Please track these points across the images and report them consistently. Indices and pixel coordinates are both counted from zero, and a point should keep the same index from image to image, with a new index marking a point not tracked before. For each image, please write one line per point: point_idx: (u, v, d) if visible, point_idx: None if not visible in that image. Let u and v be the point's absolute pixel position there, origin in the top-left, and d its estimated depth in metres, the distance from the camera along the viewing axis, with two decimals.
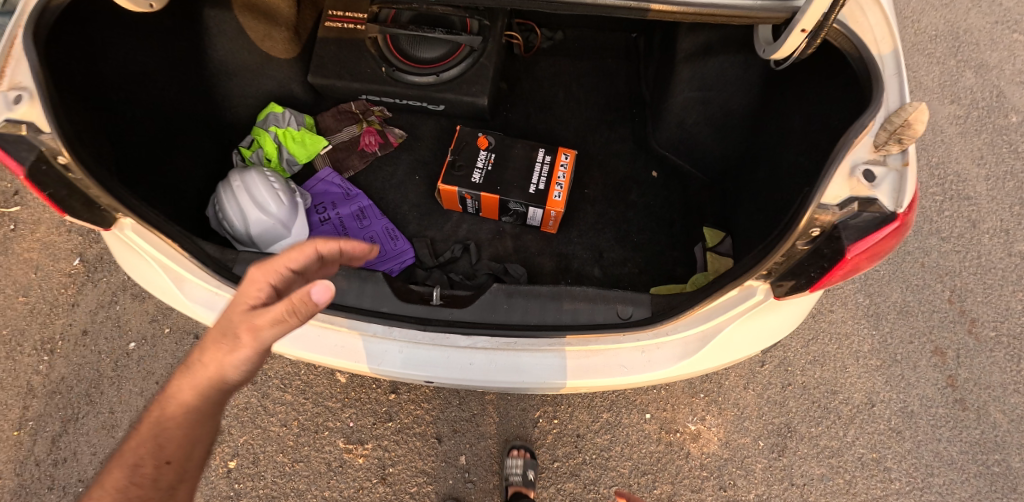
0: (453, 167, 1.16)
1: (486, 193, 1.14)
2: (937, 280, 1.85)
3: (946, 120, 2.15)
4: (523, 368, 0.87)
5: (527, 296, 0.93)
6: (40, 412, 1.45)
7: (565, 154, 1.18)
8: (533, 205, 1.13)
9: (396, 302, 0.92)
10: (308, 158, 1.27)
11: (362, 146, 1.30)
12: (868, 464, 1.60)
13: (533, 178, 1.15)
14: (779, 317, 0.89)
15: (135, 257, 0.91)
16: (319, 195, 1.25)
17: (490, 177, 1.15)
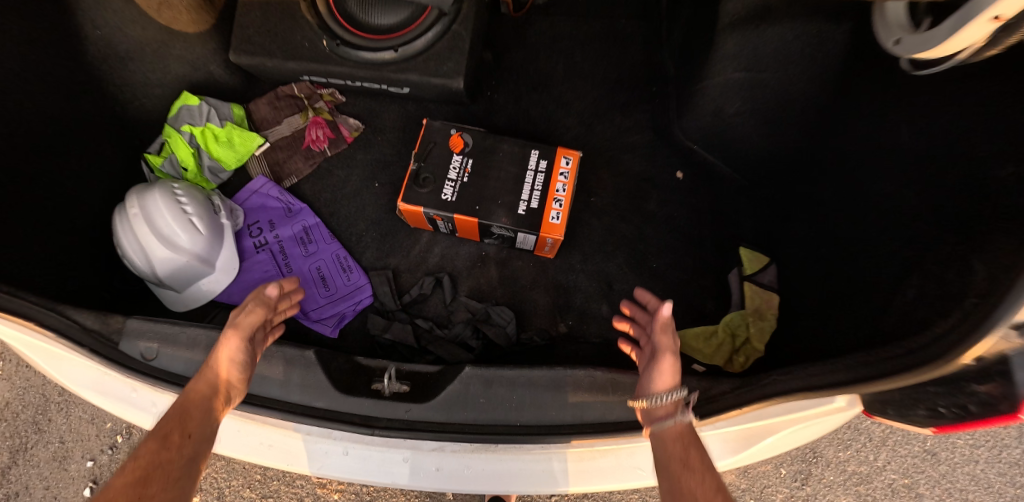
0: (417, 178, 0.87)
1: (461, 216, 0.86)
2: None
3: None
4: (506, 475, 0.67)
5: (509, 381, 0.67)
6: None
7: (566, 158, 0.88)
8: (524, 231, 0.85)
9: (331, 394, 0.67)
10: (238, 161, 1.03)
11: (307, 142, 1.05)
12: (901, 494, 1.32)
13: (522, 194, 0.86)
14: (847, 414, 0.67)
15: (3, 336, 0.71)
16: (254, 212, 1.00)
17: (465, 192, 0.86)
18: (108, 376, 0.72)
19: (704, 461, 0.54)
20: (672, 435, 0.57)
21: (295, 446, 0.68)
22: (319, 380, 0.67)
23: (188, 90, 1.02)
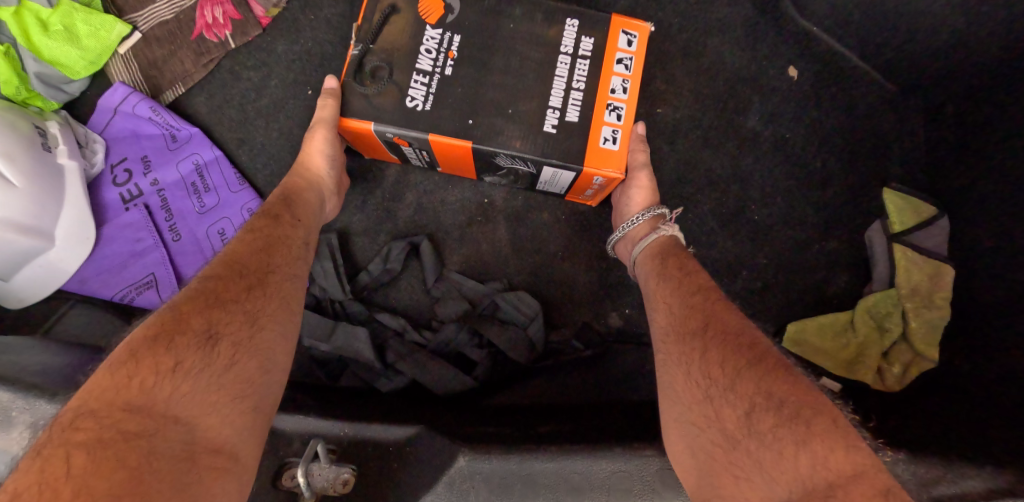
0: (362, 69, 0.50)
1: (443, 138, 0.49)
2: None
3: None
4: None
5: (547, 484, 0.35)
6: None
7: (627, 34, 0.50)
8: (562, 165, 0.49)
9: None
10: (90, 64, 0.64)
11: (199, 30, 0.66)
12: None
13: (552, 96, 0.49)
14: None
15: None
16: (118, 147, 0.63)
17: (449, 94, 0.49)
18: None
19: (691, 277, 0.42)
20: (649, 264, 0.46)
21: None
22: None
23: None
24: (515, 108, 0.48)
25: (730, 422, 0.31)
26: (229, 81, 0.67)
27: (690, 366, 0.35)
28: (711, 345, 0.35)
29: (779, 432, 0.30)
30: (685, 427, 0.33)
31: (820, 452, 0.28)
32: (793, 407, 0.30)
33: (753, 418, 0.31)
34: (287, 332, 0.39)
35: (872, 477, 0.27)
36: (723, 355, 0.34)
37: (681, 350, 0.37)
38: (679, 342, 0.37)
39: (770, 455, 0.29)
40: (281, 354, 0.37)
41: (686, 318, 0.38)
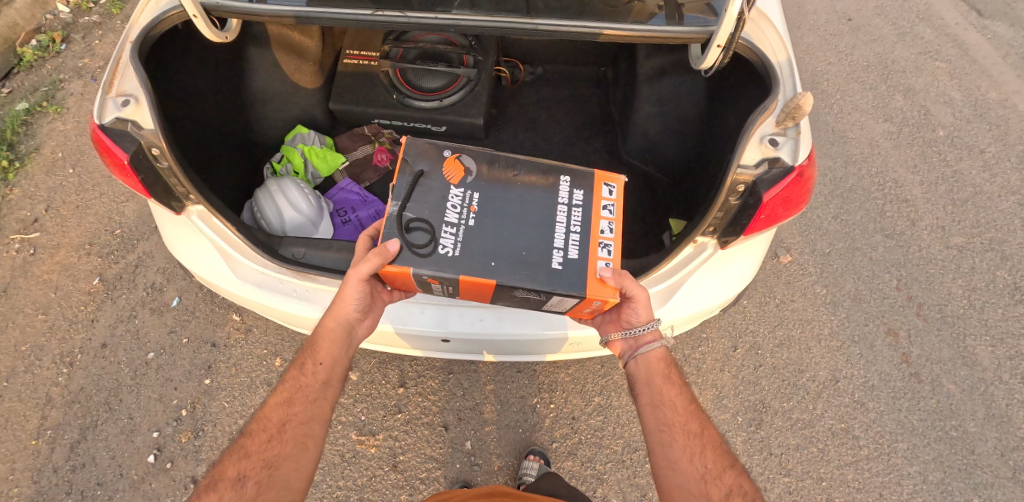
0: (403, 238, 0.99)
1: (470, 277, 0.98)
2: (885, 271, 2.09)
3: (880, 136, 2.56)
4: (518, 321, 1.19)
5: None
6: (58, 421, 1.69)
7: (606, 189, 1.09)
8: (567, 286, 0.98)
9: None
10: (328, 172, 1.49)
11: (375, 162, 1.54)
12: (838, 434, 1.72)
13: (557, 238, 1.03)
14: (740, 259, 1.08)
15: (197, 243, 1.11)
16: (340, 202, 1.45)
17: (472, 231, 1.03)
18: (264, 273, 1.09)
19: (681, 389, 1.16)
20: (659, 365, 1.16)
21: (396, 311, 1.19)
22: None
23: (299, 124, 1.53)
24: (526, 251, 1.01)
25: (716, 489, 1.04)
26: (388, 184, 1.55)
27: (696, 453, 1.08)
28: (703, 447, 1.10)
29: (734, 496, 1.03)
30: (696, 484, 1.04)
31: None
32: (742, 488, 1.05)
33: (729, 494, 1.04)
34: (288, 462, 0.99)
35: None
36: (710, 456, 1.09)
37: (688, 440, 1.09)
38: (687, 437, 1.10)
39: None
40: (282, 477, 0.97)
41: (692, 424, 1.11)
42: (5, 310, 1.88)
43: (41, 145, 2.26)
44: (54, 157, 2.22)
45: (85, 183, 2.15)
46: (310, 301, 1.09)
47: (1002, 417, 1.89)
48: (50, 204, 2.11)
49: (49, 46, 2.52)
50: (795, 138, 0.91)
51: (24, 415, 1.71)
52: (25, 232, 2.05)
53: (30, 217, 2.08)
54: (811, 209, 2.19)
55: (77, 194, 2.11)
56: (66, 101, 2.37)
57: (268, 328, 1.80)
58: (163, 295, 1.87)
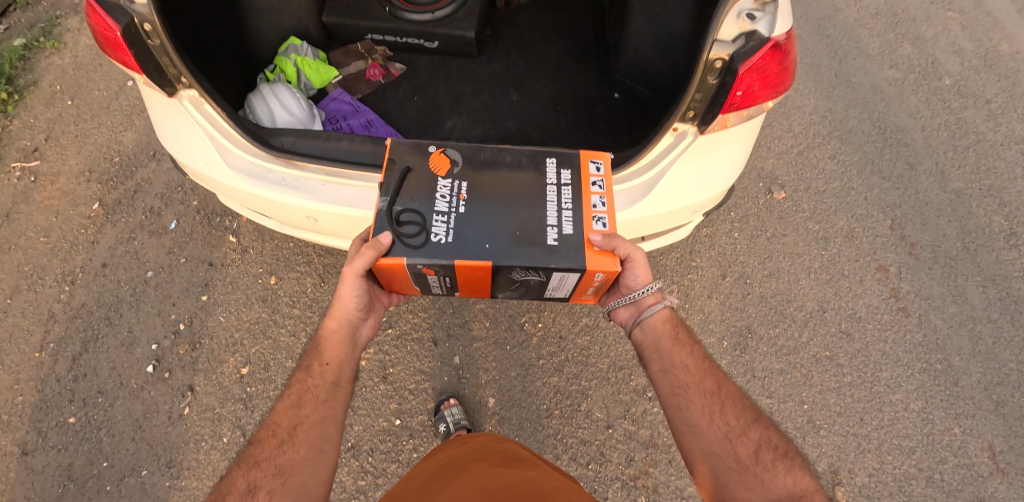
0: (394, 229, 0.96)
1: (465, 260, 0.93)
2: (880, 210, 2.08)
3: (885, 82, 2.51)
4: None
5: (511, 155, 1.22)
6: (61, 335, 1.74)
7: (595, 163, 1.07)
8: (571, 268, 0.95)
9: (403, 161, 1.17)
10: (321, 84, 1.50)
11: (367, 77, 1.56)
12: (822, 361, 1.75)
13: (550, 215, 0.99)
14: (719, 157, 1.09)
15: (189, 133, 1.12)
16: (332, 112, 1.46)
17: (464, 217, 0.99)
18: (254, 162, 1.10)
19: (692, 350, 1.20)
20: (666, 329, 1.21)
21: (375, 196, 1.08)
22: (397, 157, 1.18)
23: (293, 37, 1.54)
24: (519, 230, 0.98)
25: (744, 449, 1.03)
26: (379, 97, 1.54)
27: (717, 413, 1.09)
28: (724, 407, 1.10)
29: (764, 453, 1.03)
30: (721, 442, 1.04)
31: (785, 466, 1.01)
32: (772, 444, 1.05)
33: (758, 451, 1.03)
34: (303, 467, 0.99)
35: (796, 462, 1.02)
36: (733, 414, 1.09)
37: (707, 400, 1.11)
38: (705, 396, 1.12)
39: (770, 467, 1.00)
40: (298, 481, 0.96)
41: (707, 383, 1.14)
42: (8, 234, 1.92)
43: (40, 78, 2.26)
44: (53, 90, 2.23)
45: (84, 114, 2.16)
46: (300, 189, 1.09)
47: (989, 354, 1.88)
48: (50, 134, 2.13)
49: None
50: (772, 14, 0.91)
51: (27, 330, 1.76)
52: (25, 161, 2.07)
53: (30, 147, 2.10)
54: (808, 149, 2.19)
55: (76, 125, 2.13)
56: (62, 35, 2.37)
57: (263, 250, 1.83)
58: (161, 219, 1.90)
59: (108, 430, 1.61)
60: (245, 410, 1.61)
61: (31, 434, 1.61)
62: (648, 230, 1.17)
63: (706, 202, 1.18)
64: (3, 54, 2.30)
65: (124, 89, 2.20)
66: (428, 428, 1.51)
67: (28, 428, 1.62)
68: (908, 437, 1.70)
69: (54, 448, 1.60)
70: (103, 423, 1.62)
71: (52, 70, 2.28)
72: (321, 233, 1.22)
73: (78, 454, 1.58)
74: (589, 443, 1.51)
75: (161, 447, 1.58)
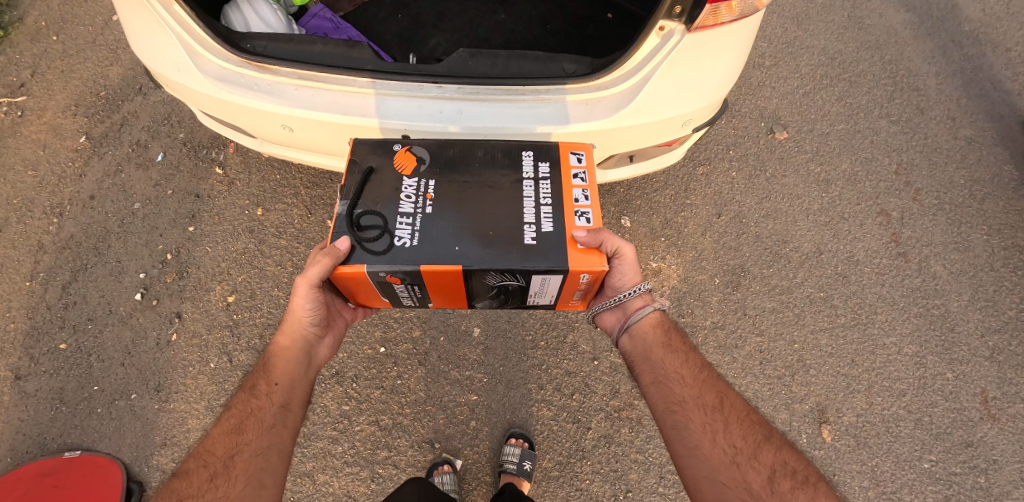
0: (355, 233, 0.93)
1: (432, 266, 0.91)
2: (885, 155, 2.01)
3: (900, 25, 2.37)
4: (487, 116, 1.07)
5: (491, 59, 1.18)
6: (51, 264, 1.73)
7: (575, 155, 1.06)
8: (553, 271, 0.93)
9: (376, 63, 1.12)
10: (301, 1, 1.42)
11: None
12: (815, 302, 1.73)
13: (528, 213, 0.97)
14: (708, 62, 1.09)
15: (154, 30, 1.04)
16: (312, 30, 1.43)
17: (432, 217, 0.97)
18: (226, 67, 1.05)
19: (685, 357, 1.18)
20: (654, 333, 1.21)
21: (352, 103, 1.05)
22: (370, 59, 1.13)
23: None
24: (493, 231, 0.96)
25: (755, 475, 0.98)
26: None
27: (722, 432, 1.05)
28: (728, 424, 1.06)
29: (779, 477, 0.98)
30: (729, 466, 1.00)
31: (802, 490, 0.95)
32: (786, 467, 1.00)
33: (773, 476, 0.98)
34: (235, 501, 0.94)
35: (814, 485, 0.96)
36: (738, 432, 1.05)
37: (710, 416, 1.07)
38: (706, 412, 1.08)
39: (786, 494, 0.95)
40: None
41: (705, 396, 1.11)
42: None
43: (23, 12, 2.19)
44: (37, 26, 2.16)
45: (70, 49, 2.11)
46: (274, 94, 1.05)
47: (990, 300, 1.83)
48: (36, 68, 2.08)
49: None
50: None
51: (17, 261, 1.75)
52: (12, 95, 2.03)
53: (17, 82, 2.05)
54: (815, 90, 2.11)
55: (62, 59, 2.08)
56: None
57: (250, 182, 1.80)
58: (148, 151, 1.87)
59: (97, 356, 1.61)
60: (232, 336, 1.62)
61: (24, 360, 1.62)
62: (636, 142, 1.19)
63: (696, 114, 1.19)
64: None
65: (109, 22, 2.14)
66: (414, 356, 1.51)
67: (21, 354, 1.63)
68: (899, 379, 1.67)
69: (46, 372, 1.61)
70: (93, 349, 1.62)
71: (34, 3, 2.21)
72: (295, 145, 1.18)
73: (69, 379, 1.60)
74: (574, 374, 1.51)
75: (150, 372, 1.60)
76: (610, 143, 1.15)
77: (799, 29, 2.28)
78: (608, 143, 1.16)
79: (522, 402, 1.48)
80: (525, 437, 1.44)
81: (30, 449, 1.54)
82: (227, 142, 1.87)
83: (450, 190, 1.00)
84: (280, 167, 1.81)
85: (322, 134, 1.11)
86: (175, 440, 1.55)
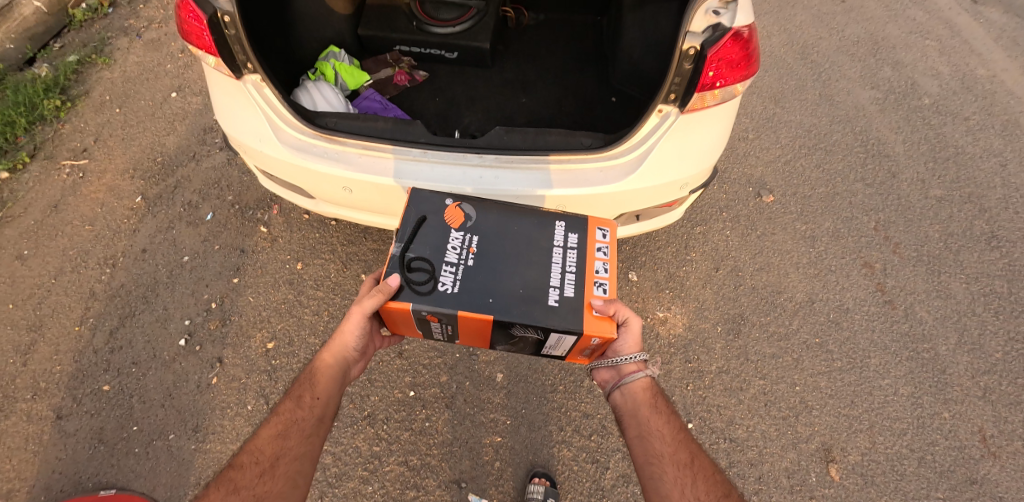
0: (404, 275, 1.08)
1: (468, 313, 1.05)
2: (865, 213, 2.22)
3: (866, 101, 2.67)
4: (518, 180, 1.28)
5: (521, 135, 1.41)
6: (100, 311, 1.87)
7: (603, 230, 1.21)
8: (569, 332, 1.08)
9: (427, 138, 1.36)
10: (354, 86, 1.80)
11: (395, 82, 1.90)
12: (812, 347, 1.86)
13: (554, 277, 1.12)
14: (699, 136, 1.31)
15: (245, 109, 1.29)
16: (364, 108, 1.72)
17: (472, 269, 1.12)
18: (302, 139, 1.28)
19: (668, 417, 1.29)
20: (644, 393, 1.30)
21: (407, 168, 1.27)
22: (421, 135, 1.37)
23: (331, 46, 1.86)
24: (523, 289, 1.11)
25: None
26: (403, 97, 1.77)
27: (691, 485, 1.17)
28: (696, 480, 1.18)
29: None
30: None
31: None
32: None
33: None
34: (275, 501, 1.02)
35: None
36: (703, 488, 1.17)
37: (681, 470, 1.19)
38: (679, 466, 1.20)
39: None
40: None
41: (679, 453, 1.22)
42: (56, 223, 2.06)
43: (90, 89, 2.47)
44: (102, 99, 2.44)
45: (131, 121, 2.37)
46: (340, 161, 1.27)
47: (976, 344, 1.95)
48: (98, 137, 2.32)
49: (96, 8, 2.78)
50: (733, 11, 1.16)
51: (69, 308, 1.88)
52: (75, 159, 2.25)
53: (79, 147, 2.29)
54: (795, 159, 2.36)
55: (123, 129, 2.34)
56: (111, 52, 2.62)
57: (291, 239, 1.99)
58: (198, 211, 2.07)
59: (140, 397, 1.71)
60: (269, 380, 1.73)
61: (67, 401, 1.71)
62: (642, 202, 1.38)
63: (692, 178, 1.39)
64: (57, 68, 2.51)
65: (168, 99, 2.43)
66: (441, 399, 1.62)
67: (64, 395, 1.72)
68: (899, 419, 1.77)
69: (88, 413, 1.69)
70: (136, 391, 1.72)
71: (100, 81, 2.50)
72: (349, 205, 1.38)
73: (110, 419, 1.68)
74: (591, 416, 1.61)
75: (188, 413, 1.69)
76: (620, 203, 1.34)
77: (777, 105, 2.57)
78: (616, 204, 1.35)
79: (544, 443, 1.58)
80: (547, 475, 1.51)
81: (65, 488, 1.59)
82: (271, 204, 2.08)
83: (489, 245, 1.16)
84: (319, 227, 2.02)
85: (376, 194, 1.31)
86: (210, 480, 1.62)
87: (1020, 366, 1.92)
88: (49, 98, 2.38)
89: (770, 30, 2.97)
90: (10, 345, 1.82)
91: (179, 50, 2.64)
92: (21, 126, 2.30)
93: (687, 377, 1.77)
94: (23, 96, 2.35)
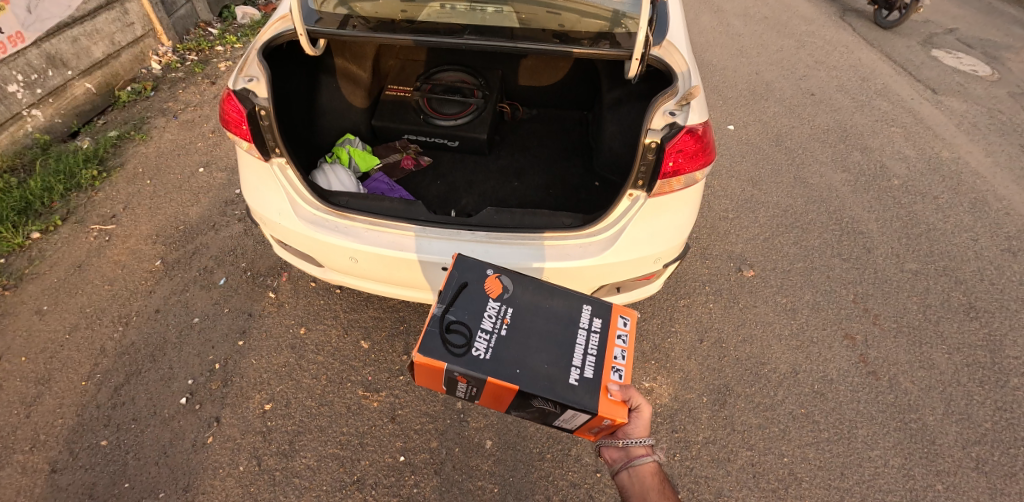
0: (442, 337, 1.19)
1: (497, 380, 1.17)
2: (843, 286, 2.32)
3: (839, 183, 2.86)
4: (507, 254, 1.41)
5: (511, 214, 1.56)
6: (108, 367, 1.91)
7: (625, 318, 1.33)
8: (584, 413, 1.18)
9: (427, 216, 1.52)
10: (365, 168, 2.01)
11: (402, 165, 2.12)
12: (797, 417, 1.89)
13: (575, 358, 1.23)
14: (667, 216, 1.46)
15: (272, 188, 1.48)
16: (372, 189, 1.93)
17: (503, 340, 1.23)
18: (318, 214, 1.45)
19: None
20: (654, 479, 1.23)
21: (407, 242, 1.42)
22: (423, 214, 1.53)
23: (348, 134, 2.11)
24: (545, 363, 1.21)
25: None
26: None
27: None
28: None
29: None
30: None
31: None
32: None
33: None
34: None
35: None
36: None
37: None
38: None
39: None
40: None
41: None
42: (76, 283, 2.19)
43: (124, 162, 2.72)
44: (134, 171, 2.67)
45: (159, 193, 2.58)
46: (349, 233, 1.43)
47: (963, 414, 1.97)
48: (127, 204, 2.51)
49: (139, 92, 3.12)
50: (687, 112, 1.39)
51: (77, 362, 1.93)
52: (103, 224, 2.42)
53: (109, 213, 2.47)
54: (773, 236, 2.50)
55: (151, 199, 2.54)
56: (147, 132, 2.90)
57: (296, 305, 2.12)
58: (212, 275, 2.21)
59: (135, 454, 1.70)
60: (263, 441, 1.72)
61: (63, 455, 1.70)
62: (620, 276, 1.49)
63: (664, 253, 1.50)
64: (97, 143, 2.77)
65: (194, 175, 2.67)
66: (430, 465, 1.66)
67: (61, 448, 1.72)
68: (891, 491, 1.76)
69: (82, 467, 1.67)
70: (132, 447, 1.71)
71: (135, 156, 2.75)
72: (355, 274, 1.52)
73: (104, 474, 1.66)
74: (579, 486, 1.63)
75: (181, 472, 1.66)
76: (598, 277, 1.46)
77: (755, 187, 2.77)
78: (595, 278, 1.47)
79: None
80: None
81: None
82: (282, 272, 2.23)
83: (516, 317, 1.28)
84: (324, 294, 2.15)
85: (380, 265, 1.45)
86: None
87: (1011, 436, 1.92)
88: (87, 169, 2.61)
89: (746, 119, 3.26)
90: (15, 396, 1.85)
91: (209, 131, 2.93)
92: (58, 192, 2.50)
93: (673, 447, 1.80)
94: (64, 166, 2.58)
